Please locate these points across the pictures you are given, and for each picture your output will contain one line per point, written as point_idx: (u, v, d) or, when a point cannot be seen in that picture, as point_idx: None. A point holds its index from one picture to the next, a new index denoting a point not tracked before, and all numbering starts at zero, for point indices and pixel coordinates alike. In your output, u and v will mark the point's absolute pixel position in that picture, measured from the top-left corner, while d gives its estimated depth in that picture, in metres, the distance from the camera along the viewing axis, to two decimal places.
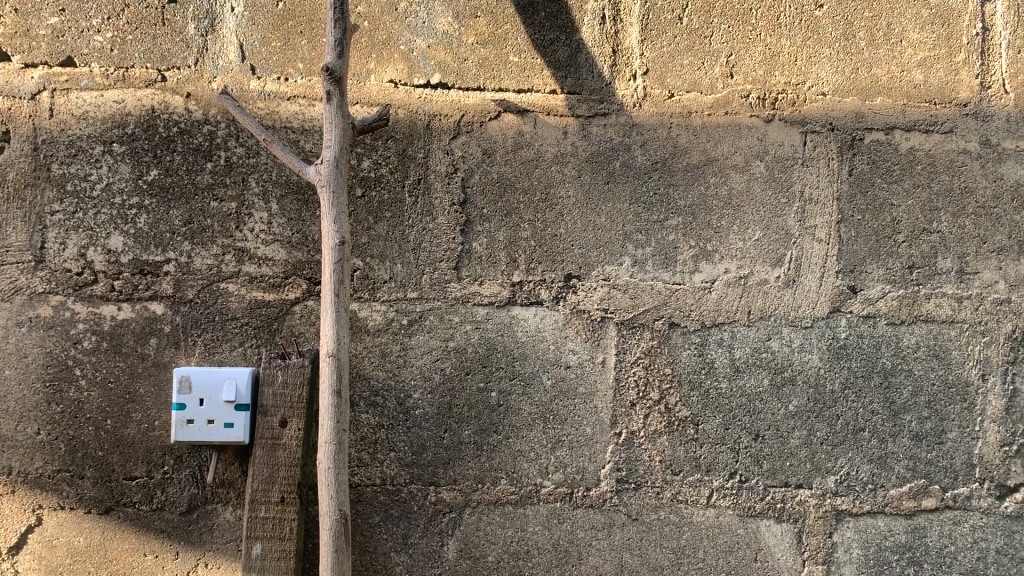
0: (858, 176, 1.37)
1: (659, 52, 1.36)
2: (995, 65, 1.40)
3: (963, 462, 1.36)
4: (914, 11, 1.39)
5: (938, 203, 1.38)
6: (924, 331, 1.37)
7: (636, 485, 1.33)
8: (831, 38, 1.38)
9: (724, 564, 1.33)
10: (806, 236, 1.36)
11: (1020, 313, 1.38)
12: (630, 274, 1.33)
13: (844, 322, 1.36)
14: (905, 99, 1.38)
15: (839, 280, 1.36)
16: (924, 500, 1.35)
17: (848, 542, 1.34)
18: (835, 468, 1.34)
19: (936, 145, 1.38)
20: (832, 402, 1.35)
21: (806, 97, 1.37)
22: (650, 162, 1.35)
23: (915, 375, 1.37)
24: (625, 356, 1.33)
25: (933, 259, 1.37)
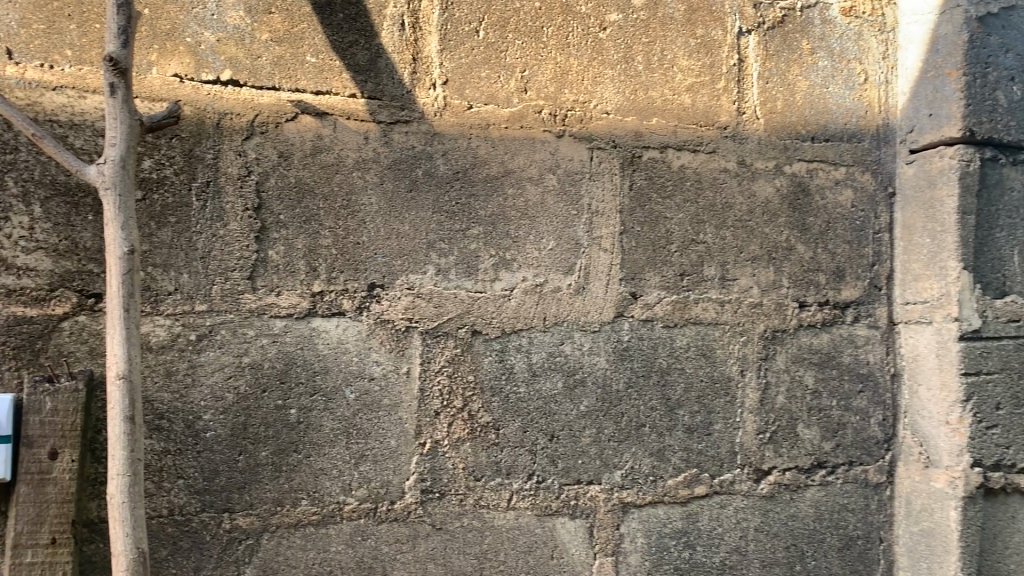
0: (637, 191, 1.47)
1: (457, 63, 1.37)
2: (749, 93, 1.56)
3: (727, 450, 1.50)
4: (682, 40, 1.52)
5: (704, 216, 1.51)
6: (694, 333, 1.49)
7: (440, 494, 1.32)
8: (613, 60, 1.47)
9: (523, 564, 1.36)
10: (594, 246, 1.43)
11: (770, 314, 1.54)
12: (433, 283, 1.33)
13: (626, 326, 1.45)
14: (676, 120, 1.51)
15: (622, 286, 1.44)
16: (696, 487, 1.48)
17: (634, 532, 1.43)
18: (621, 463, 1.43)
19: (702, 163, 1.51)
20: (618, 400, 1.43)
21: (592, 115, 1.45)
22: (451, 172, 1.35)
23: (688, 372, 1.48)
24: (428, 365, 1.32)
25: (701, 267, 1.50)
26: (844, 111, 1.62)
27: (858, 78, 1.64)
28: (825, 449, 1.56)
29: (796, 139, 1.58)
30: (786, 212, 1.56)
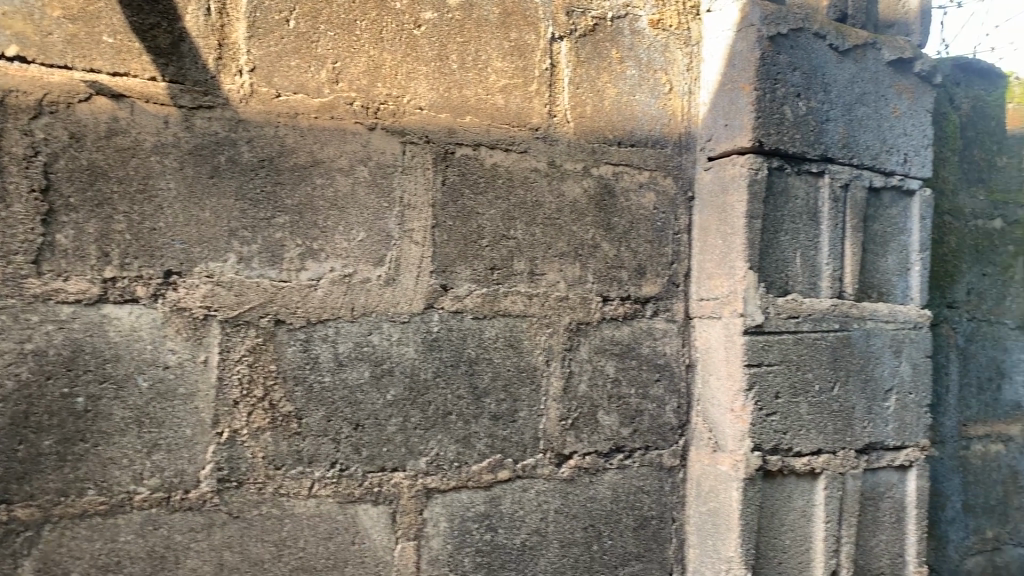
0: (449, 186, 1.50)
1: (266, 51, 1.37)
2: (560, 98, 1.63)
3: (531, 437, 1.57)
4: (497, 42, 1.56)
5: (515, 213, 1.56)
6: (502, 324, 1.54)
7: (238, 483, 1.33)
8: (428, 58, 1.50)
9: (324, 550, 1.39)
10: (405, 239, 1.46)
11: (575, 308, 1.61)
12: (235, 271, 1.33)
13: (436, 318, 1.48)
14: (489, 120, 1.55)
15: (432, 279, 1.48)
16: (499, 472, 1.53)
17: (436, 517, 1.48)
18: (426, 450, 1.47)
19: (514, 162, 1.56)
20: (425, 389, 1.47)
21: (405, 110, 1.47)
22: (257, 159, 1.35)
23: (495, 362, 1.53)
24: (228, 355, 1.32)
25: (511, 261, 1.55)
26: (649, 118, 1.72)
27: (663, 87, 1.74)
28: (623, 434, 1.65)
29: (604, 143, 1.67)
30: (592, 212, 1.64)
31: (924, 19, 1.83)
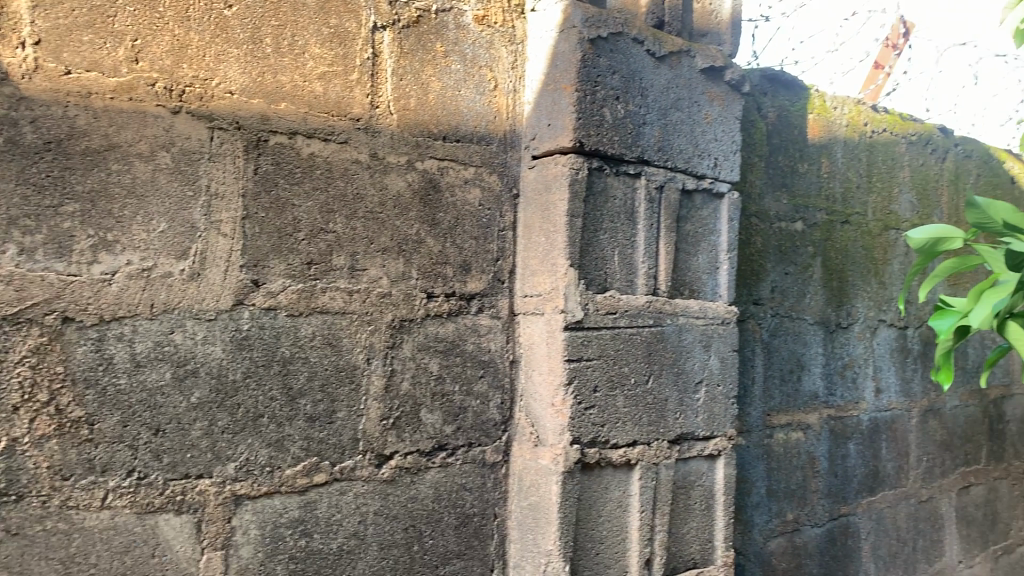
0: (262, 176, 1.41)
1: (55, 23, 1.25)
2: (383, 88, 1.57)
3: (349, 438, 1.50)
4: (315, 27, 1.49)
5: (333, 206, 1.48)
6: (320, 321, 1.46)
7: (18, 497, 1.20)
8: (239, 40, 1.41)
9: (119, 566, 1.27)
10: (212, 231, 1.36)
11: (398, 304, 1.56)
12: (14, 264, 1.20)
13: (246, 315, 1.39)
14: (306, 108, 1.47)
15: (243, 273, 1.39)
16: (315, 475, 1.45)
17: (246, 525, 1.38)
18: (235, 455, 1.38)
19: (333, 153, 1.49)
20: (233, 391, 1.38)
21: (214, 94, 1.38)
22: (42, 142, 1.23)
23: (311, 361, 1.46)
24: (6, 356, 1.19)
25: (329, 257, 1.47)
26: (473, 114, 1.68)
27: (488, 84, 1.71)
28: (446, 432, 1.61)
29: (429, 137, 1.62)
30: (415, 207, 1.58)
31: (735, 28, 1.91)
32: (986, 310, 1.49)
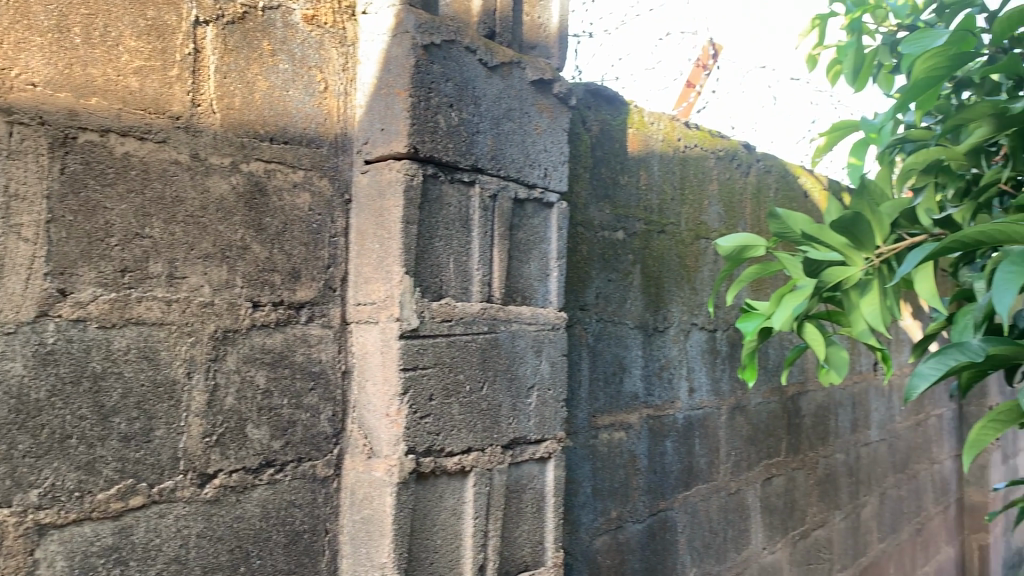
0: (69, 176, 1.23)
1: None
2: (205, 85, 1.42)
3: (169, 457, 1.33)
4: (130, 19, 1.32)
5: (149, 209, 1.32)
6: (135, 334, 1.29)
7: None
8: (43, 27, 1.22)
9: None
10: (10, 234, 1.17)
11: (221, 314, 1.41)
12: None
13: (51, 327, 1.20)
14: (120, 104, 1.30)
15: (46, 282, 1.20)
16: (131, 499, 1.28)
17: (51, 556, 1.19)
18: (38, 481, 1.18)
19: (150, 153, 1.33)
20: (36, 412, 1.18)
21: (12, 86, 1.19)
22: None
23: (125, 377, 1.28)
24: None
25: (145, 263, 1.31)
26: (303, 115, 1.57)
27: (318, 85, 1.60)
28: (274, 447, 1.48)
29: (255, 138, 1.49)
30: (241, 211, 1.45)
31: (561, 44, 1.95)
32: (784, 311, 1.64)
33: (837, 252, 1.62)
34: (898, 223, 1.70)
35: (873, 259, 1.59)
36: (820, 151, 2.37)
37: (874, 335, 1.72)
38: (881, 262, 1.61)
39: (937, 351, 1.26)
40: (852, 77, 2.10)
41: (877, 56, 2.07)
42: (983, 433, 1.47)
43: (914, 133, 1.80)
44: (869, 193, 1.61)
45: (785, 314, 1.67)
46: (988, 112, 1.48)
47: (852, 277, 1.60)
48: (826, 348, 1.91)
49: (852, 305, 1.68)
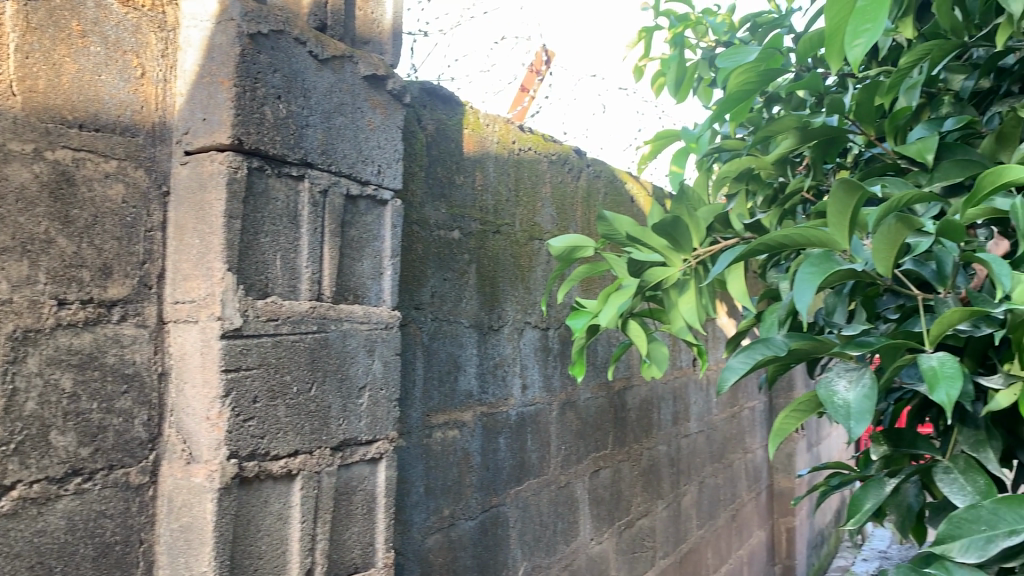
0: None
1: None
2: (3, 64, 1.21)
3: None
4: None
5: None
6: None
7: None
8: None
9: None
10: None
11: (21, 313, 1.21)
12: None
13: None
14: None
15: None
16: None
17: None
18: None
19: None
20: None
21: None
22: None
23: None
24: None
25: None
26: (117, 102, 1.37)
27: (134, 70, 1.40)
28: (81, 455, 1.28)
29: (61, 124, 1.28)
30: (44, 202, 1.25)
31: (395, 39, 1.78)
32: (609, 309, 1.68)
33: (658, 253, 1.70)
34: (713, 226, 1.79)
35: (690, 260, 1.68)
36: (644, 158, 2.46)
37: (691, 331, 1.80)
38: (696, 262, 1.69)
39: (746, 347, 1.30)
40: (674, 88, 2.19)
41: (698, 69, 2.17)
42: (785, 425, 1.55)
43: (728, 143, 1.90)
44: (689, 196, 1.69)
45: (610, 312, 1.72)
46: (791, 124, 1.56)
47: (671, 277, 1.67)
48: (648, 343, 1.98)
49: (671, 303, 1.75)
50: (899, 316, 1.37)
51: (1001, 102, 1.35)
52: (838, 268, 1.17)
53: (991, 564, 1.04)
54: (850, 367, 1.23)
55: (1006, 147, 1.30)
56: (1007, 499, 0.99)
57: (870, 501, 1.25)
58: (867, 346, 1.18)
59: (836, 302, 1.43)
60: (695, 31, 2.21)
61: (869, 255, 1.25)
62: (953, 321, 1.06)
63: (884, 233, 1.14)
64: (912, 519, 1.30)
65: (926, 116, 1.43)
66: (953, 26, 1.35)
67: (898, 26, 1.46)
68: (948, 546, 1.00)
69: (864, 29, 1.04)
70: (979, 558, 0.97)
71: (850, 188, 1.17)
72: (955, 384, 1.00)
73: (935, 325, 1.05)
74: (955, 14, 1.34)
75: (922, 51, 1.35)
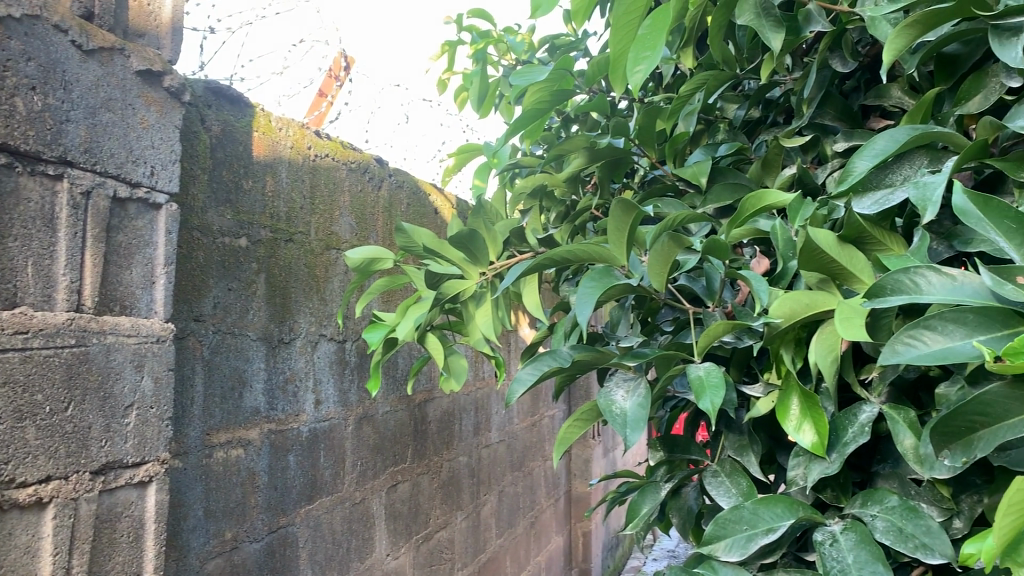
0: None
1: None
2: None
3: None
4: None
5: None
6: None
7: None
8: None
9: None
10: None
11: None
12: None
13: None
14: None
15: None
16: None
17: None
18: None
19: None
20: None
21: None
22: None
23: None
24: None
25: None
26: None
27: None
28: None
29: None
30: None
31: (178, 37, 1.28)
32: (406, 322, 1.53)
33: (457, 267, 1.42)
34: (509, 240, 1.51)
35: (488, 274, 1.40)
36: (449, 171, 2.24)
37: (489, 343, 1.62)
38: (495, 275, 1.42)
39: (530, 357, 1.12)
40: (478, 103, 1.99)
41: (499, 86, 2.02)
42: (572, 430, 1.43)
43: (526, 159, 1.68)
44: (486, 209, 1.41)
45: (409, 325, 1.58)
46: (581, 146, 1.41)
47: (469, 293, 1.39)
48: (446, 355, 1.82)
49: (470, 316, 1.50)
50: (674, 328, 1.32)
51: (768, 131, 1.22)
52: (619, 282, 1.05)
53: (753, 563, 0.86)
54: (630, 377, 1.08)
55: (771, 173, 1.14)
56: (764, 495, 0.78)
57: (648, 505, 1.06)
58: (644, 356, 1.07)
59: (621, 316, 1.39)
60: (496, 49, 2.09)
61: (645, 272, 1.13)
62: (719, 333, 0.93)
63: (659, 250, 1.01)
64: (693, 523, 1.11)
65: (703, 144, 1.31)
66: (723, 56, 1.21)
67: (679, 55, 1.33)
68: (711, 548, 0.77)
69: (643, 56, 0.85)
70: (742, 558, 0.75)
71: (623, 206, 1.03)
72: (720, 390, 0.89)
73: (701, 334, 0.92)
74: (726, 43, 1.20)
75: (696, 80, 1.21)
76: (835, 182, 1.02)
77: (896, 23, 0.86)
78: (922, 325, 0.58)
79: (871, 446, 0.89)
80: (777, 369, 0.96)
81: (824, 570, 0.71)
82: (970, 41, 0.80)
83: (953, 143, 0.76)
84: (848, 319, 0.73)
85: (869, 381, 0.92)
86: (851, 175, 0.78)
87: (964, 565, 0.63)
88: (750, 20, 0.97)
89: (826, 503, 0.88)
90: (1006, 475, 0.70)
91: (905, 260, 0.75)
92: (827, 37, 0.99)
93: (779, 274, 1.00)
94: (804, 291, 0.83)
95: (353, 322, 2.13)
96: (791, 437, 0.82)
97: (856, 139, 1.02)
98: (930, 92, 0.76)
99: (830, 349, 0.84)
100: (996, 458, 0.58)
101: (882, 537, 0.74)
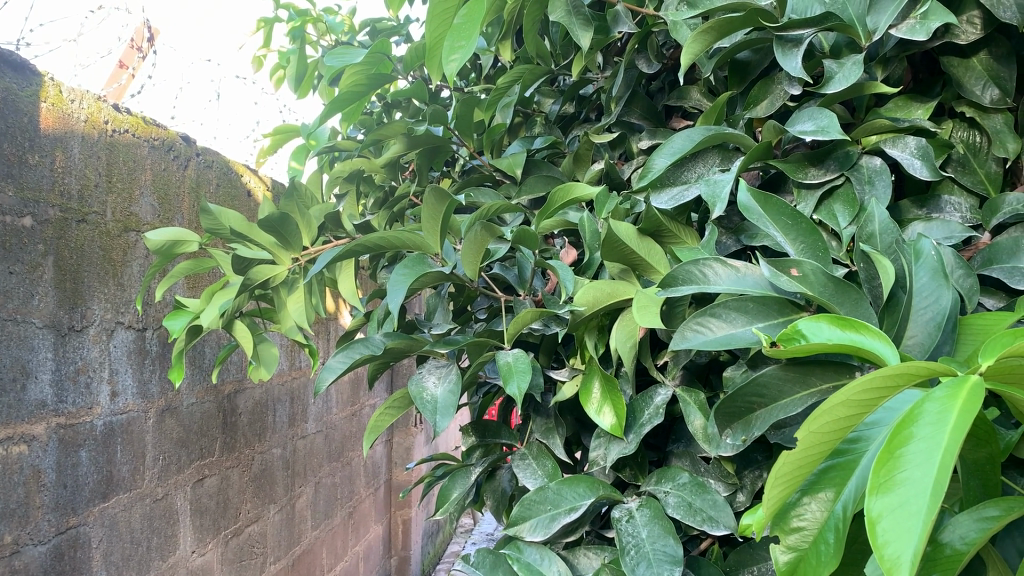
0: None
1: None
2: None
3: None
4: None
5: None
6: None
7: None
8: None
9: None
10: None
11: None
12: None
13: None
14: None
15: None
16: None
17: None
18: None
19: None
20: None
21: None
22: None
23: None
24: None
25: None
26: None
27: None
28: None
29: None
30: None
31: None
32: (211, 308, 1.42)
33: (265, 252, 1.30)
34: (323, 225, 1.43)
35: (300, 261, 1.30)
36: (264, 152, 2.11)
37: (301, 331, 1.53)
38: (307, 261, 1.34)
39: (341, 345, 1.06)
40: (295, 83, 1.91)
41: (317, 66, 1.93)
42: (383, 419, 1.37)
43: (344, 142, 1.61)
44: (300, 191, 1.31)
45: (215, 312, 1.48)
46: (399, 132, 1.37)
47: (279, 280, 1.29)
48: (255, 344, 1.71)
49: (281, 303, 1.41)
50: (487, 316, 1.32)
51: (581, 126, 1.24)
52: (432, 270, 1.01)
53: (556, 542, 0.88)
54: (442, 365, 1.05)
55: (582, 167, 1.17)
56: (567, 476, 0.80)
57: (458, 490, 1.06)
58: (456, 343, 1.04)
59: (436, 304, 1.36)
60: (315, 28, 2.01)
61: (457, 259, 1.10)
62: (528, 319, 0.93)
63: (473, 238, 1.00)
64: (506, 505, 1.10)
65: (519, 135, 1.31)
66: (539, 51, 1.22)
67: (496, 46, 1.32)
68: (516, 529, 0.78)
69: (460, 45, 0.80)
70: (545, 538, 0.76)
71: (437, 194, 0.99)
72: (527, 375, 0.90)
73: (511, 321, 0.92)
74: (542, 38, 1.21)
75: (513, 73, 1.20)
76: (639, 177, 1.06)
77: (695, 28, 0.89)
78: (708, 313, 0.60)
79: (667, 426, 0.93)
80: (582, 355, 0.98)
81: (620, 545, 0.74)
82: (760, 50, 0.84)
83: (742, 145, 0.80)
84: (645, 307, 0.76)
85: (667, 366, 0.96)
86: (651, 171, 0.80)
87: (743, 536, 0.67)
88: (562, 17, 0.98)
89: (625, 482, 0.91)
90: (783, 448, 0.76)
91: (699, 253, 0.79)
92: (634, 36, 1.02)
93: (586, 264, 1.02)
94: (607, 279, 0.86)
95: (155, 308, 1.86)
96: (593, 419, 0.85)
97: (659, 137, 1.06)
98: (723, 96, 0.80)
99: (630, 336, 0.87)
100: (772, 436, 0.61)
101: (673, 512, 0.78)
